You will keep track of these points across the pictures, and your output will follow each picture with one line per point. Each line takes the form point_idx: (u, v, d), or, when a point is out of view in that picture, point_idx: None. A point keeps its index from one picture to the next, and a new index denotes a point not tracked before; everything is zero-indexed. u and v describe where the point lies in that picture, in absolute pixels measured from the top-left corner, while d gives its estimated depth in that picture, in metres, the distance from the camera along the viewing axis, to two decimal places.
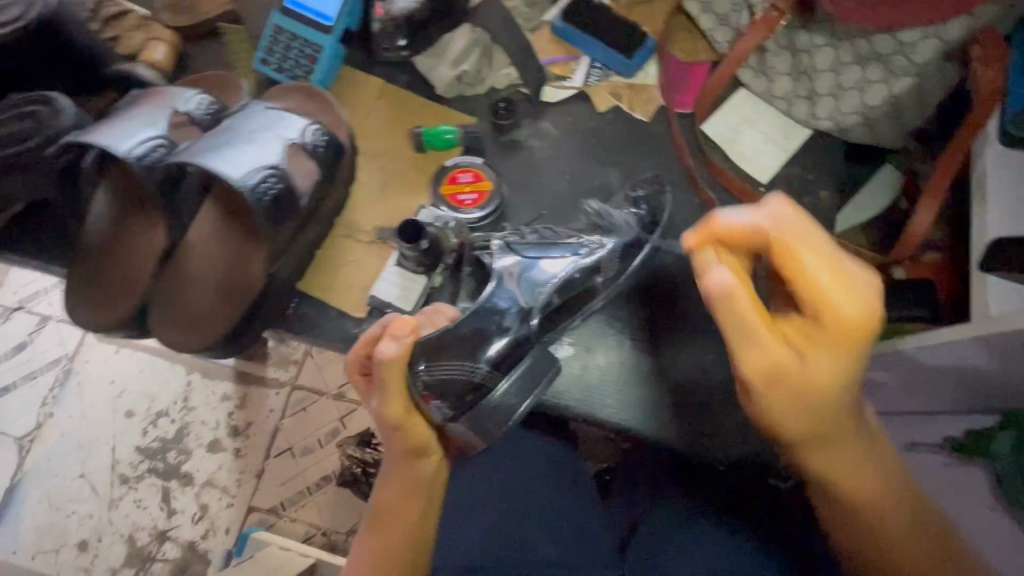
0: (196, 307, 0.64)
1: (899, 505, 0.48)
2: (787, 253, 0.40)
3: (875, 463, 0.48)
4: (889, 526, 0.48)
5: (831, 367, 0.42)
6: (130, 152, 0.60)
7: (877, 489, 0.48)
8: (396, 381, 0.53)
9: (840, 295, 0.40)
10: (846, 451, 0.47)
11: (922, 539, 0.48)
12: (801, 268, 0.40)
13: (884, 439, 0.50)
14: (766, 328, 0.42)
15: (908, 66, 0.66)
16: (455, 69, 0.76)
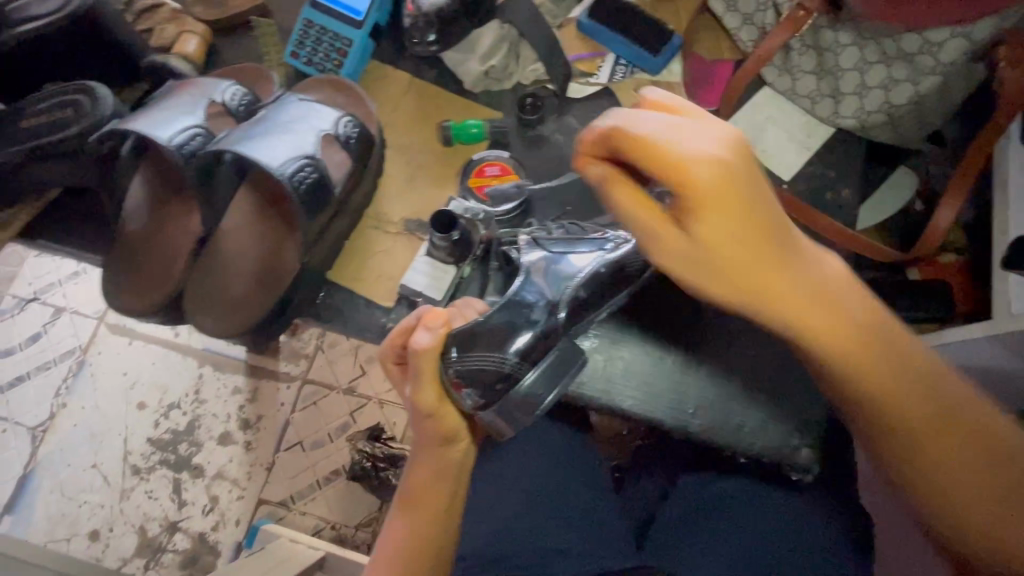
0: (228, 294, 0.66)
1: (891, 385, 0.40)
2: (632, 144, 0.35)
3: (870, 337, 0.40)
4: (885, 409, 0.41)
5: (732, 238, 0.36)
6: (171, 141, 0.62)
7: (890, 381, 0.40)
8: (430, 371, 0.55)
9: (694, 166, 0.34)
10: (829, 336, 0.39)
11: (922, 408, 0.41)
12: (650, 155, 0.34)
13: (867, 301, 0.41)
14: (659, 230, 0.38)
15: (934, 65, 0.67)
16: (483, 65, 0.77)
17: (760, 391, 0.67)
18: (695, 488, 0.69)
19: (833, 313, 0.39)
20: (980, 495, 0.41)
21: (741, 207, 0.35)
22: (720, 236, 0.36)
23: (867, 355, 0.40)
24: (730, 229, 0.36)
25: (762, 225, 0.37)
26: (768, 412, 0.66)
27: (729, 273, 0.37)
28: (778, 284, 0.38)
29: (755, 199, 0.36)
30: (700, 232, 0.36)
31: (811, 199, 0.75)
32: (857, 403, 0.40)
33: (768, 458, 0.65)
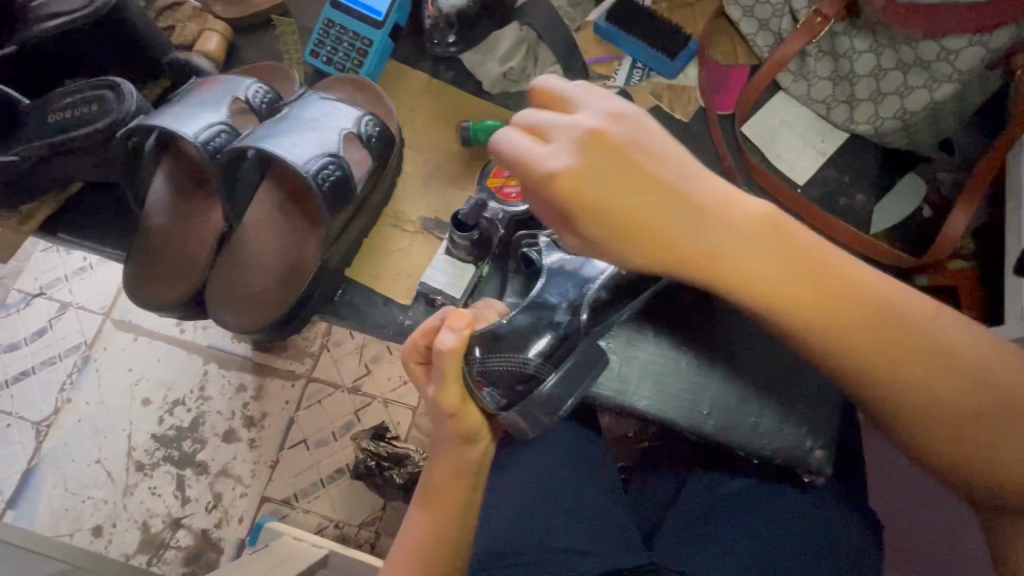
0: (250, 290, 0.67)
1: (852, 332, 0.46)
2: (529, 163, 0.44)
3: (822, 293, 0.46)
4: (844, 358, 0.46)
5: (639, 210, 0.45)
6: (197, 137, 0.64)
7: (844, 332, 0.46)
8: (454, 370, 0.55)
9: (559, 175, 0.44)
10: (785, 288, 0.46)
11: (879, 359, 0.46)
12: (544, 168, 0.44)
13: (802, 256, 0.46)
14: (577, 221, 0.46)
15: (951, 72, 0.67)
16: (501, 66, 0.78)
17: (774, 390, 0.67)
18: (706, 490, 0.69)
19: (764, 266, 0.46)
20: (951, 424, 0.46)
21: (613, 195, 0.44)
22: (612, 222, 0.45)
23: (815, 305, 0.46)
24: (620, 217, 0.44)
25: (651, 202, 0.45)
26: (782, 414, 0.66)
27: (643, 250, 0.45)
28: (704, 254, 0.46)
29: (623, 184, 0.44)
30: (592, 222, 0.45)
31: (824, 204, 0.76)
32: (836, 353, 0.46)
33: (781, 459, 0.66)
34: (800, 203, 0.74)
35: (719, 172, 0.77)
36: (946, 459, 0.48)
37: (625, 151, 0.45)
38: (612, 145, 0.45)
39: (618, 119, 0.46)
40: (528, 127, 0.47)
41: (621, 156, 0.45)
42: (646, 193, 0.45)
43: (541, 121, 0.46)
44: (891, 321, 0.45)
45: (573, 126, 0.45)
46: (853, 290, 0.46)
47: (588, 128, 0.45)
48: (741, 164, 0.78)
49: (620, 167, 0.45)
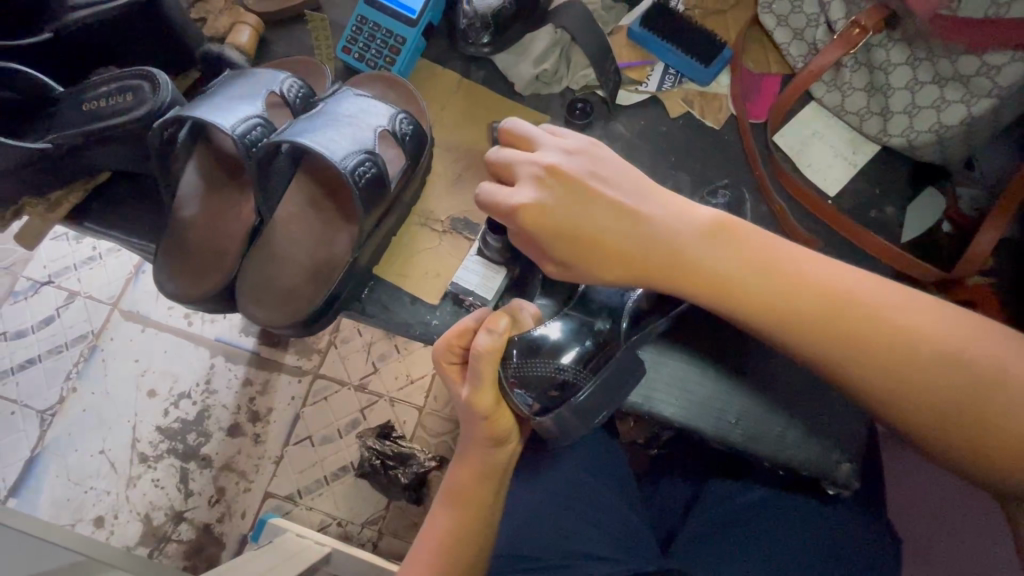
0: (284, 287, 0.68)
1: (835, 328, 0.52)
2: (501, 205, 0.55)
3: (792, 296, 0.53)
4: (831, 353, 0.52)
5: (601, 221, 0.55)
6: (234, 130, 0.64)
7: (826, 327, 0.52)
8: (490, 373, 0.57)
9: (526, 205, 0.54)
10: (760, 292, 0.54)
11: (864, 343, 0.51)
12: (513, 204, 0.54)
13: (762, 260, 0.55)
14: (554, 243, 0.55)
15: (991, 88, 0.67)
16: (535, 68, 0.77)
17: (804, 401, 0.66)
18: (722, 499, 0.68)
19: (722, 272, 0.55)
20: (938, 399, 0.50)
21: (579, 218, 0.54)
22: (584, 241, 0.54)
23: (780, 305, 0.53)
24: (590, 235, 0.54)
25: (619, 219, 0.55)
26: (810, 427, 0.66)
27: (619, 262, 0.55)
28: (680, 263, 0.55)
29: (582, 209, 0.54)
30: (561, 242, 0.54)
31: (855, 216, 0.76)
32: (822, 355, 0.53)
33: (809, 472, 0.65)
34: (831, 214, 0.74)
35: (750, 180, 0.77)
36: (955, 442, 0.51)
37: (583, 179, 0.55)
38: (570, 174, 0.55)
39: (574, 153, 0.57)
40: (499, 168, 0.57)
41: (581, 183, 0.55)
42: (611, 215, 0.55)
43: (508, 159, 0.56)
44: (858, 316, 0.52)
45: (535, 162, 0.56)
46: (819, 292, 0.53)
47: (547, 163, 0.55)
48: (772, 172, 0.77)
49: (579, 197, 0.55)
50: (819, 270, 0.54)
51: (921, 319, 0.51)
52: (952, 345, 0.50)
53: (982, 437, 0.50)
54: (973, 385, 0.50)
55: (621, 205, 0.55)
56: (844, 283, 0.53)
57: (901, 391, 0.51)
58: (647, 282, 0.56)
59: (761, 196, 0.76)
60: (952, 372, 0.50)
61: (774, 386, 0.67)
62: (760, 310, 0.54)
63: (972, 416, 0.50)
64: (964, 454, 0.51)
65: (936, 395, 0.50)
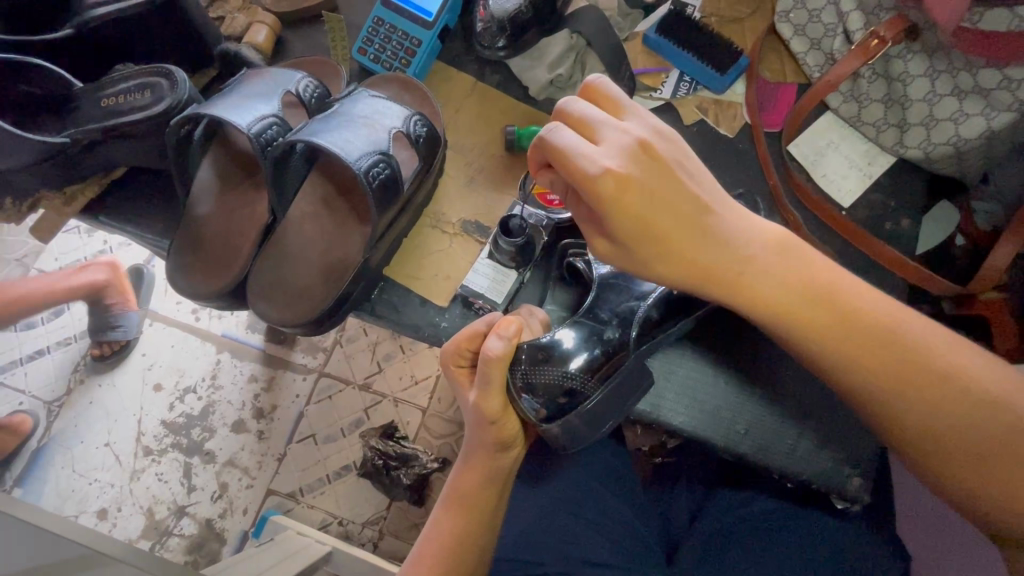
0: (296, 285, 0.69)
1: (880, 351, 0.50)
2: (573, 158, 0.47)
3: (840, 315, 0.51)
4: (872, 378, 0.50)
5: (675, 217, 0.50)
6: (250, 129, 0.64)
7: (870, 352, 0.50)
8: (498, 378, 0.56)
9: (610, 170, 0.48)
10: (808, 310, 0.52)
11: (907, 371, 0.50)
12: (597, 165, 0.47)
13: (817, 276, 0.52)
14: (616, 217, 0.49)
15: (1012, 101, 0.66)
16: (550, 73, 0.77)
17: (813, 413, 0.66)
18: (728, 510, 0.67)
19: (776, 286, 0.52)
20: (966, 437, 0.49)
21: (652, 206, 0.49)
22: (651, 226, 0.49)
23: (823, 323, 0.51)
24: (659, 227, 0.50)
25: (690, 215, 0.51)
26: (820, 440, 0.65)
27: (676, 263, 0.51)
28: (733, 280, 0.52)
29: (662, 196, 0.49)
30: (627, 224, 0.49)
31: (869, 227, 0.75)
32: (864, 379, 0.51)
33: (818, 484, 0.65)
34: (847, 227, 0.73)
35: (763, 190, 0.76)
36: (971, 481, 0.50)
37: (668, 163, 0.50)
38: (657, 157, 0.49)
39: (664, 136, 0.51)
40: (573, 124, 0.51)
41: (667, 170, 0.50)
42: (686, 213, 0.50)
43: (592, 116, 0.50)
44: (908, 348, 0.50)
45: (621, 133, 0.49)
46: (874, 318, 0.51)
47: (636, 139, 0.49)
48: (786, 182, 0.77)
49: (661, 181, 0.49)
50: (875, 297, 0.52)
51: (966, 358, 0.50)
52: (991, 393, 0.49)
53: (1003, 476, 0.49)
54: (1008, 435, 0.49)
55: (698, 208, 0.51)
56: (898, 309, 0.52)
57: (934, 427, 0.50)
58: (699, 286, 0.53)
59: (774, 205, 0.76)
60: (990, 416, 0.49)
61: (784, 397, 0.66)
62: (803, 328, 0.52)
63: (1000, 457, 0.49)
64: (977, 490, 0.50)
65: (968, 435, 0.49)
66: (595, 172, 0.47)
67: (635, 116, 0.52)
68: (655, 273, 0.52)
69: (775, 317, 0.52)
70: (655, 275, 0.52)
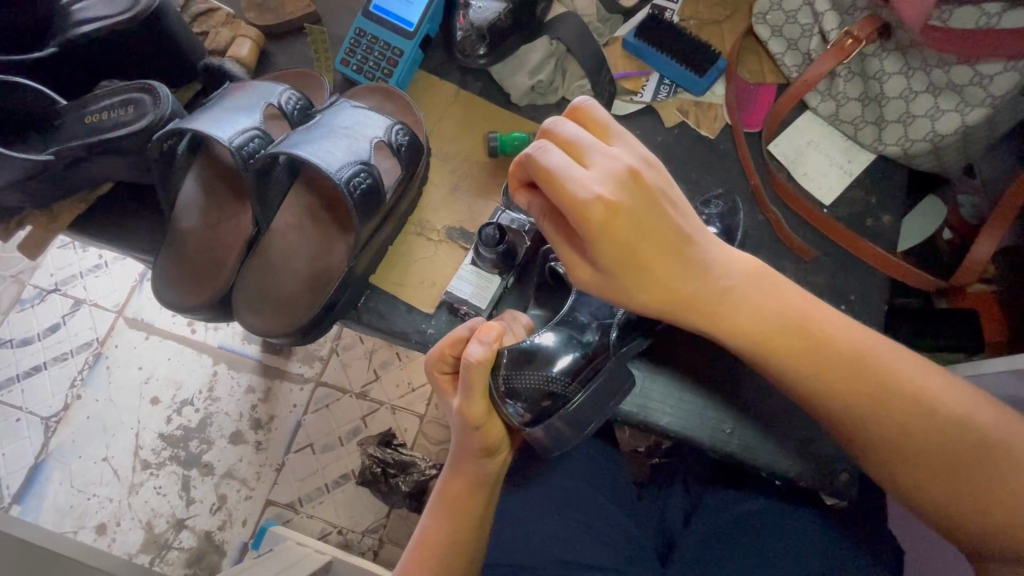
0: (281, 296, 0.69)
1: (854, 373, 0.51)
2: (561, 182, 0.47)
3: (814, 341, 0.52)
4: (844, 402, 0.52)
5: (655, 244, 0.50)
6: (232, 141, 0.65)
7: (844, 375, 0.51)
8: (481, 384, 0.56)
9: (598, 196, 0.47)
10: (785, 336, 0.53)
11: (877, 394, 0.51)
12: (585, 189, 0.47)
13: (791, 304, 0.53)
14: (600, 242, 0.48)
15: (984, 97, 0.67)
16: (531, 79, 0.78)
17: (798, 411, 0.66)
18: (721, 510, 0.67)
19: (751, 315, 0.53)
20: (937, 458, 0.50)
21: (635, 234, 0.49)
22: (633, 253, 0.50)
23: (798, 349, 0.52)
24: (640, 254, 0.50)
25: (671, 243, 0.51)
26: (805, 438, 0.66)
27: (654, 290, 0.52)
28: (709, 308, 0.53)
29: (645, 223, 0.49)
30: (610, 252, 0.49)
31: (851, 224, 0.75)
32: (838, 400, 0.52)
33: (805, 482, 0.65)
34: (828, 224, 0.74)
35: (746, 190, 0.77)
36: (946, 501, 0.51)
37: (654, 191, 0.50)
38: (644, 186, 0.49)
39: (650, 164, 0.51)
40: (561, 146, 0.50)
41: (653, 198, 0.50)
42: (669, 243, 0.51)
43: (582, 139, 0.49)
44: (881, 374, 0.51)
45: (610, 158, 0.49)
46: (847, 344, 0.52)
47: (624, 165, 0.49)
48: (768, 181, 0.77)
49: (646, 209, 0.49)
50: (849, 326, 0.53)
51: (935, 381, 0.51)
52: (962, 412, 0.50)
53: (969, 498, 0.50)
54: (978, 457, 0.50)
55: (677, 239, 0.51)
56: (872, 337, 0.53)
57: (898, 451, 0.51)
58: (674, 312, 0.53)
59: (756, 205, 0.77)
60: (956, 442, 0.50)
61: (767, 396, 0.67)
62: (778, 353, 0.53)
63: (972, 476, 0.50)
64: (951, 510, 0.51)
65: (931, 461, 0.50)
66: (583, 196, 0.47)
67: (623, 142, 0.52)
68: (632, 300, 0.52)
69: (749, 345, 0.53)
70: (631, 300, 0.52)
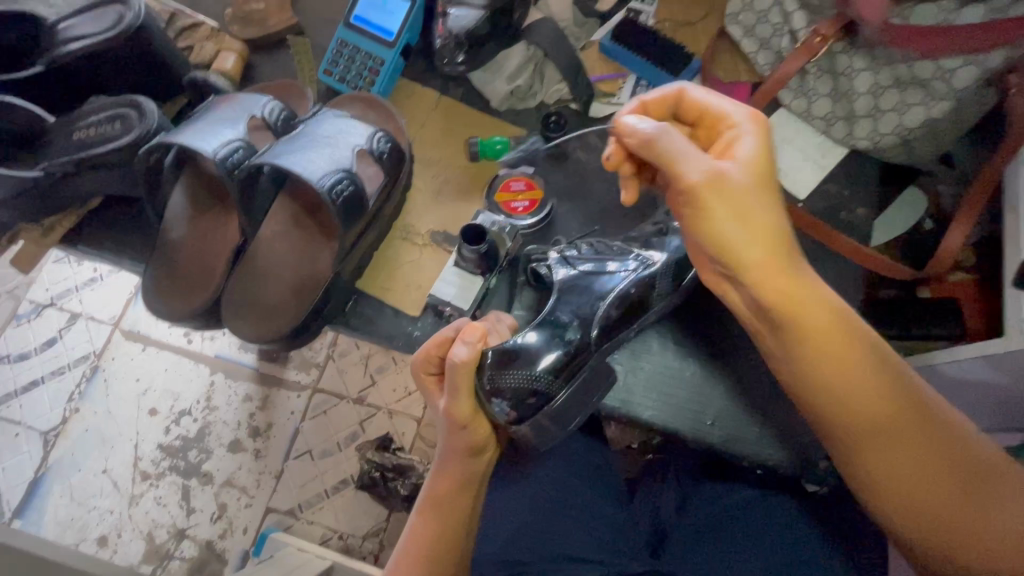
0: (269, 304, 0.71)
1: (879, 359, 0.49)
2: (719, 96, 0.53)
3: (847, 322, 0.49)
4: (865, 384, 0.48)
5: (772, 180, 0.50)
6: (216, 154, 0.66)
7: (869, 359, 0.49)
8: (465, 383, 0.57)
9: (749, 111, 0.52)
10: (822, 306, 0.49)
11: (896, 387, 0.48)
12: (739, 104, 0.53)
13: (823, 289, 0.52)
14: (750, 142, 0.49)
15: (947, 90, 0.69)
16: (509, 84, 0.80)
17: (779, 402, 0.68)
18: (709, 499, 0.68)
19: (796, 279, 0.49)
20: (945, 468, 0.47)
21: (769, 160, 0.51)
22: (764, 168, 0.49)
23: (829, 325, 0.49)
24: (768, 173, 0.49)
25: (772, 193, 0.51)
26: (783, 423, 0.68)
27: (762, 212, 0.48)
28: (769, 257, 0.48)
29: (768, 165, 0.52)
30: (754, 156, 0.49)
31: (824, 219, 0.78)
32: (862, 380, 0.48)
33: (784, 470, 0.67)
34: (804, 221, 0.76)
35: None
36: (951, 518, 0.47)
37: None
38: None
39: None
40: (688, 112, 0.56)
41: None
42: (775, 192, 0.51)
43: None
44: (900, 369, 0.49)
45: None
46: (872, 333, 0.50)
47: None
48: None
49: None
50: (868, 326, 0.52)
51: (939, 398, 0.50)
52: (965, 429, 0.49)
53: (977, 520, 0.46)
54: (983, 480, 0.47)
55: (779, 231, 0.48)
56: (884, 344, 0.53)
57: (906, 455, 0.48)
58: (764, 252, 0.48)
59: None
60: (964, 456, 0.48)
61: (744, 392, 0.69)
62: (807, 324, 0.49)
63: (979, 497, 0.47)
64: (958, 533, 0.47)
65: (940, 470, 0.47)
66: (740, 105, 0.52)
67: None
68: (752, 212, 0.48)
69: (784, 309, 0.49)
70: (753, 213, 0.48)
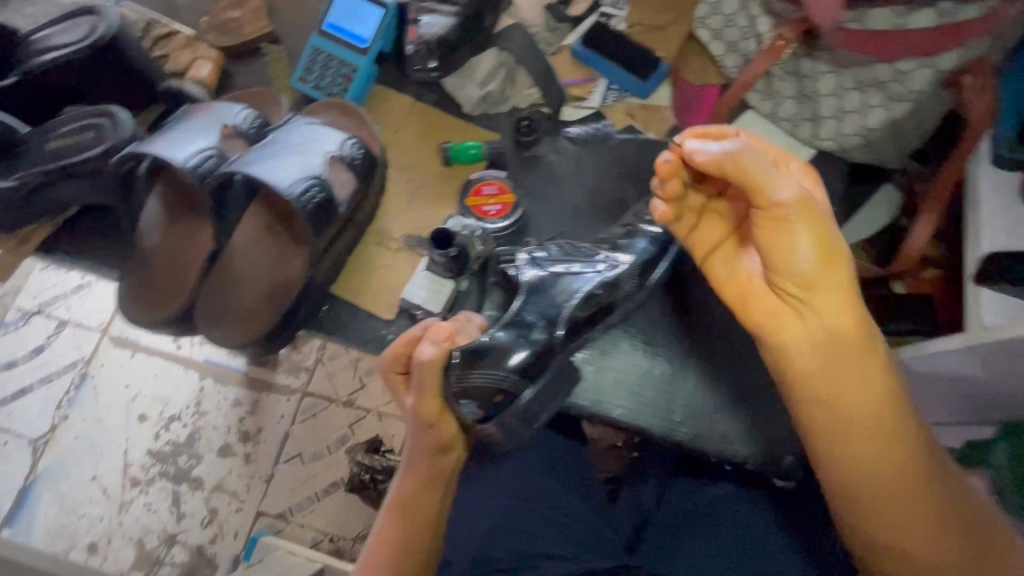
0: (242, 309, 0.72)
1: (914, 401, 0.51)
2: None
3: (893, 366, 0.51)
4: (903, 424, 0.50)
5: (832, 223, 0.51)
6: (187, 162, 0.67)
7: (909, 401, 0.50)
8: (433, 382, 0.58)
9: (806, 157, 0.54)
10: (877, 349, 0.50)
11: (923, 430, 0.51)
12: None
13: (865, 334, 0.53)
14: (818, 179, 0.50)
15: (906, 93, 0.71)
16: (481, 89, 0.82)
17: (747, 400, 0.70)
18: (684, 496, 0.70)
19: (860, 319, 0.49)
20: (953, 506, 0.51)
21: None
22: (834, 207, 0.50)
23: (881, 365, 0.50)
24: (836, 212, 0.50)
25: None
26: (754, 416, 0.69)
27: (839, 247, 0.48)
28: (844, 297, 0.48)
29: None
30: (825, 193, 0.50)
31: None
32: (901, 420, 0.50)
33: (754, 466, 0.68)
34: None
35: None
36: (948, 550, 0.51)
37: None
38: None
39: None
40: None
41: None
42: None
43: None
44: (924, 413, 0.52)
45: None
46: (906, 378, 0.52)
47: None
48: None
49: None
50: None
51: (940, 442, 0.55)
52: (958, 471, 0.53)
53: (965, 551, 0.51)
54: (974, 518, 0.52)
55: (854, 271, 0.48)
56: None
57: (926, 493, 0.50)
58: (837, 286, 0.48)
59: None
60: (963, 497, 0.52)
61: (712, 389, 0.70)
62: (866, 363, 0.49)
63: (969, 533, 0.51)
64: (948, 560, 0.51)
65: (948, 508, 0.51)
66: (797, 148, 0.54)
67: None
68: (836, 243, 0.47)
69: (850, 347, 0.48)
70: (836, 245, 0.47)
